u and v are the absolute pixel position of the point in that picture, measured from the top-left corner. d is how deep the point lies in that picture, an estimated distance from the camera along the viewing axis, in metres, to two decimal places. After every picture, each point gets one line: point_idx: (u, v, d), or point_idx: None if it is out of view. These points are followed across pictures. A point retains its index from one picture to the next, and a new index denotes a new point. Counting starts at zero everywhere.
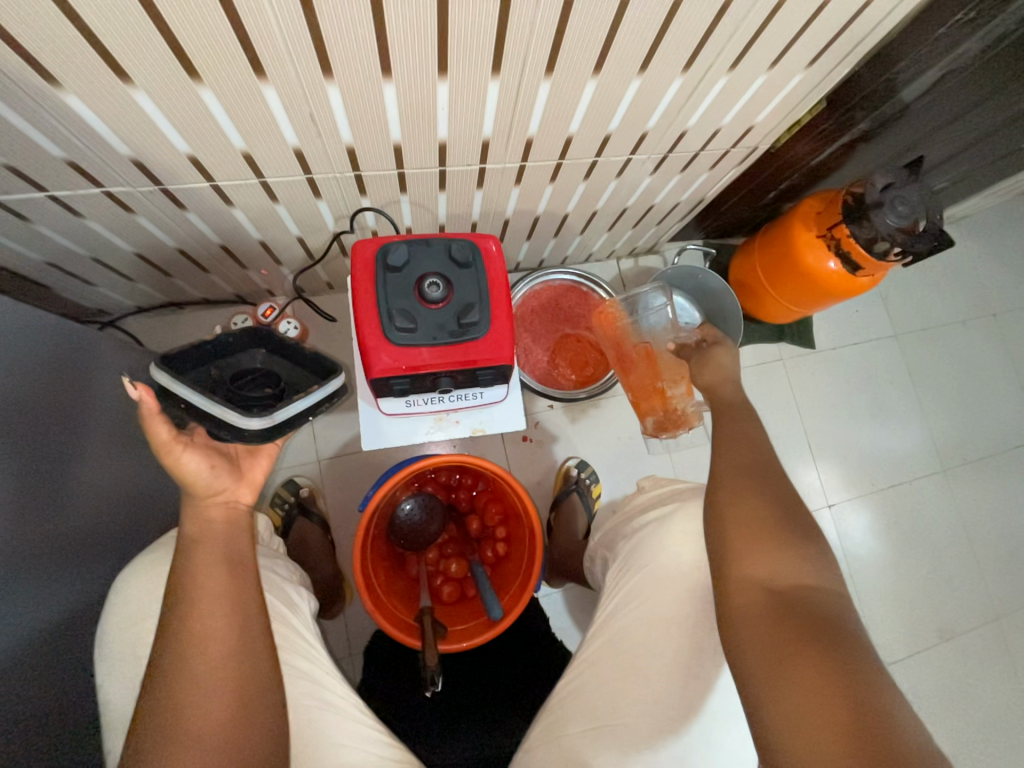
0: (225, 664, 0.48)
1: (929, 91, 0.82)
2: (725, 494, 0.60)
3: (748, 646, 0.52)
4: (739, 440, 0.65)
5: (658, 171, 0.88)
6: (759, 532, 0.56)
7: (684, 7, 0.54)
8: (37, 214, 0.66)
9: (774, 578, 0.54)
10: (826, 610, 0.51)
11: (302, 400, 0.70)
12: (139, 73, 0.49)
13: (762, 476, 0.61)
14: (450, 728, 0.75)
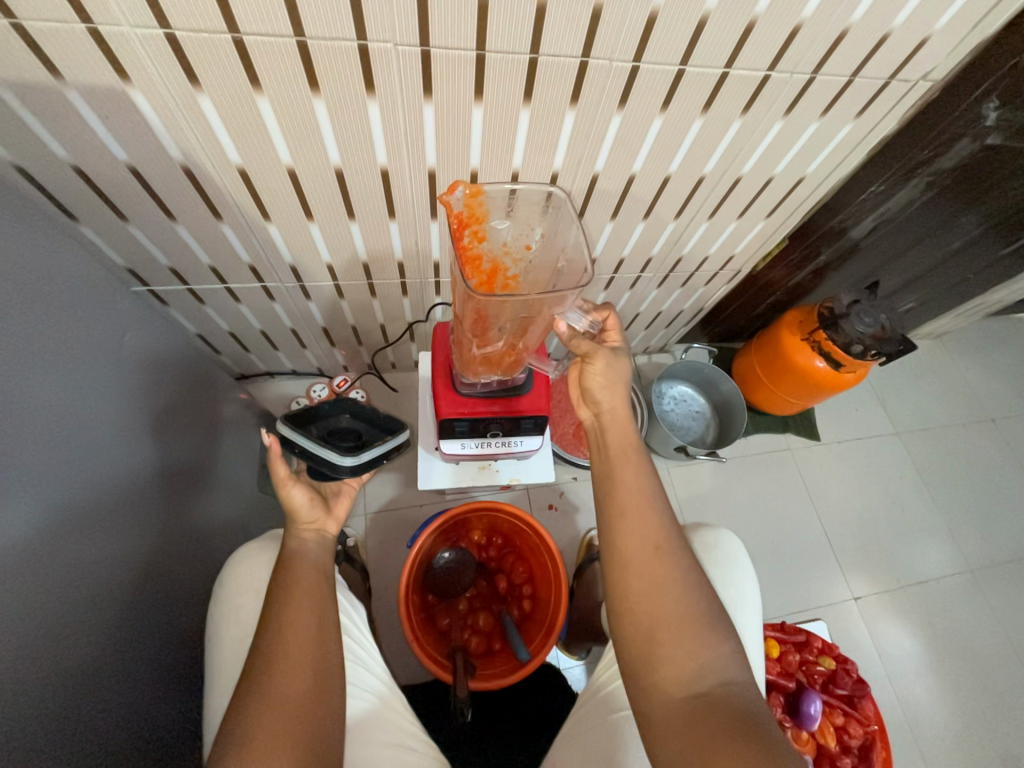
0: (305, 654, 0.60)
1: (871, 233, 1.07)
2: (631, 583, 0.57)
3: (674, 761, 0.51)
4: (631, 512, 0.60)
5: (663, 284, 1.13)
6: (673, 626, 0.55)
7: (672, 183, 0.80)
8: (211, 299, 0.92)
9: (688, 677, 0.53)
10: (737, 703, 0.52)
11: (379, 446, 0.88)
12: (319, 216, 0.76)
13: (665, 551, 0.58)
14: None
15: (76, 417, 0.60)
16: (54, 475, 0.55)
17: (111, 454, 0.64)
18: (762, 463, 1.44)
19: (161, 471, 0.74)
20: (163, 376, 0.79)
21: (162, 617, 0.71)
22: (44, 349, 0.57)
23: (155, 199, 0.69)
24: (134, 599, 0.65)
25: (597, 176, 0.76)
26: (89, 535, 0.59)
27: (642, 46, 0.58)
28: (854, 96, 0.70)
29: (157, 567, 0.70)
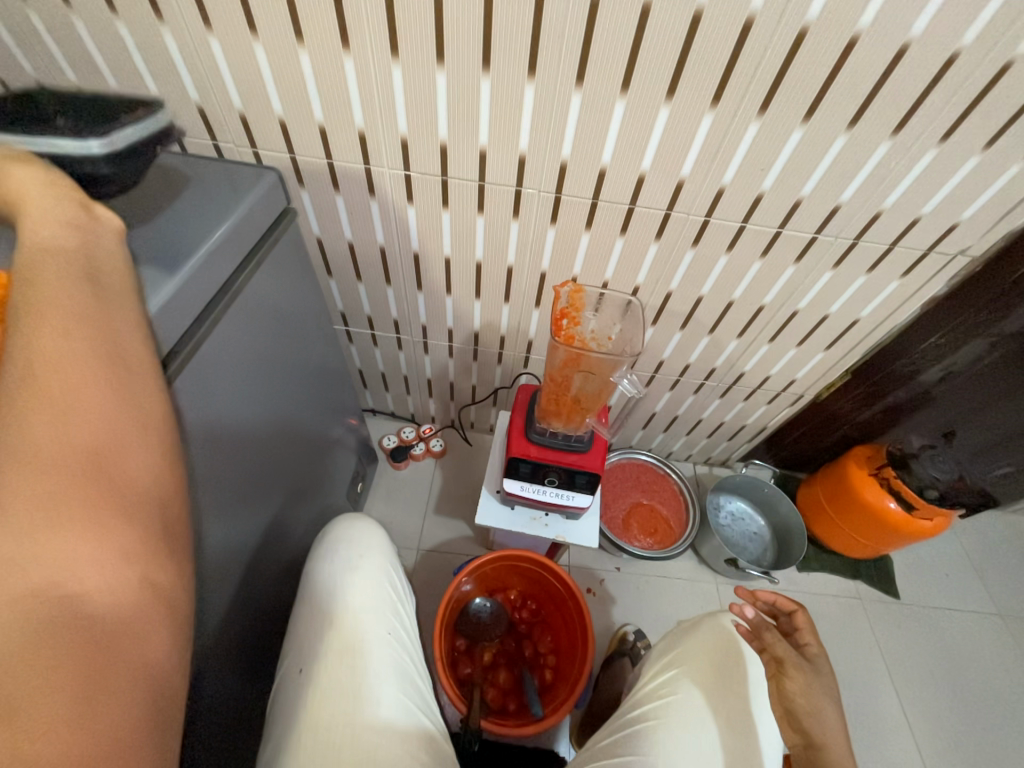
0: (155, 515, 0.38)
1: (939, 382, 1.12)
2: None
3: None
4: None
5: (725, 397, 1.24)
6: None
7: (735, 307, 0.97)
8: (358, 339, 1.21)
9: None
10: None
11: (130, 123, 0.51)
12: (454, 292, 1.03)
13: None
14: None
15: (275, 406, 0.80)
16: (251, 445, 0.73)
17: (282, 438, 0.83)
18: (826, 606, 1.33)
19: (300, 458, 0.92)
20: (327, 392, 1.02)
21: (268, 583, 0.84)
22: (277, 356, 0.79)
23: (354, 264, 1.01)
24: (257, 558, 0.79)
25: (671, 293, 0.95)
26: (253, 496, 0.76)
27: (712, 208, 0.81)
28: (897, 259, 0.85)
29: (275, 536, 0.86)
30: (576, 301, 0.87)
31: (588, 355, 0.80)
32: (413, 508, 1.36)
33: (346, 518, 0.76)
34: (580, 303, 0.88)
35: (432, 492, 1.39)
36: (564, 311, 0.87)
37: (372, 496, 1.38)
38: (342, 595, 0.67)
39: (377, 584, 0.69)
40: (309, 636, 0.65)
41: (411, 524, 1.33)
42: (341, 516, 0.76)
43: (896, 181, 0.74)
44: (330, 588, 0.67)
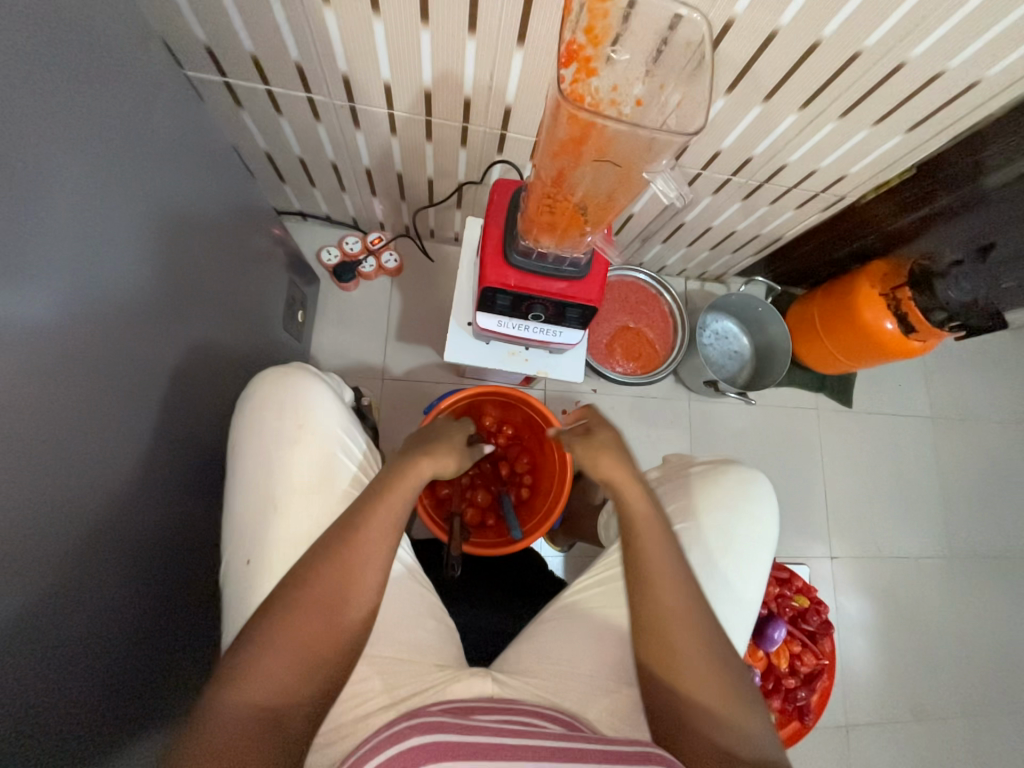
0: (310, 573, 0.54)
1: (1010, 184, 0.89)
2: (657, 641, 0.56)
3: None
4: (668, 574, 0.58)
5: (748, 200, 1.00)
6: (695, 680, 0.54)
7: (818, 54, 0.65)
8: (248, 101, 0.81)
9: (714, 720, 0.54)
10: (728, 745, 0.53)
11: None
12: (388, 11, 0.63)
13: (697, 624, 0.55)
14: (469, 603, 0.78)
15: (110, 219, 0.53)
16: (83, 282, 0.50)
17: (145, 266, 0.58)
18: (783, 417, 1.40)
19: (195, 292, 0.68)
20: (214, 193, 0.71)
21: (190, 444, 0.72)
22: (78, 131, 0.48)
23: None
24: (162, 423, 0.64)
25: (733, 23, 0.61)
26: (122, 353, 0.56)
27: None
28: None
29: (185, 391, 0.69)
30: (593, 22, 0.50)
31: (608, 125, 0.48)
32: (371, 335, 1.20)
33: (277, 370, 0.64)
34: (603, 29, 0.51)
35: (391, 317, 1.21)
36: (574, 42, 0.50)
37: (320, 323, 1.18)
38: (292, 464, 0.60)
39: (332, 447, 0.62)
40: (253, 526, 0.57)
41: (371, 353, 1.18)
42: (271, 369, 0.63)
43: None
44: (277, 453, 0.60)
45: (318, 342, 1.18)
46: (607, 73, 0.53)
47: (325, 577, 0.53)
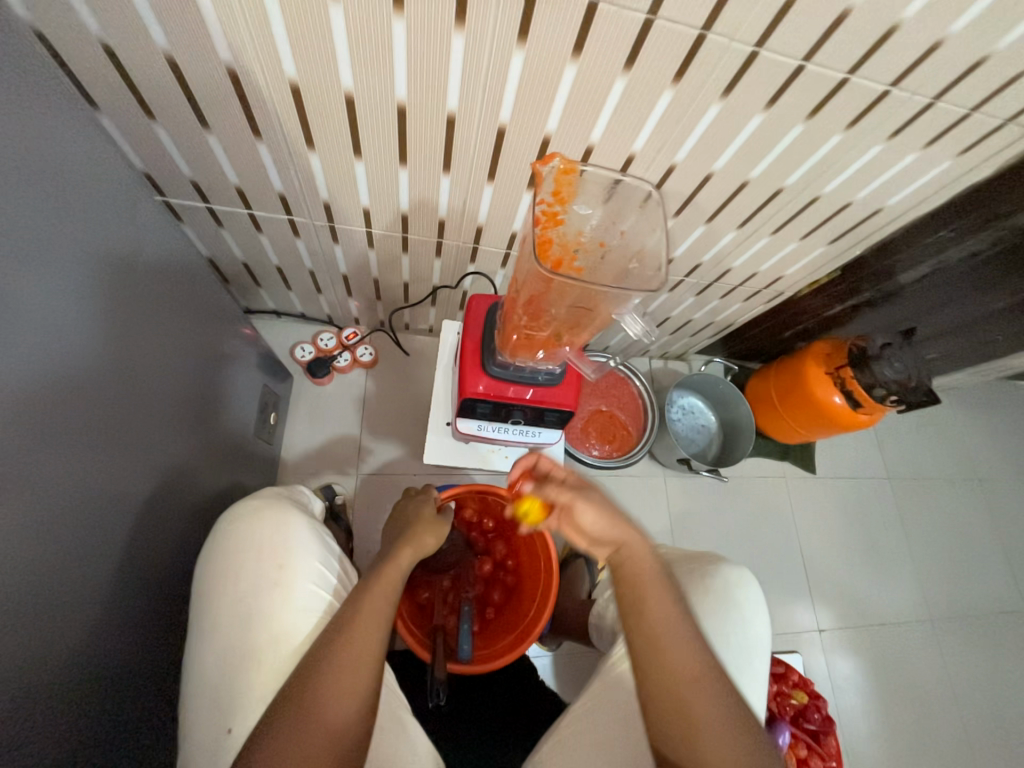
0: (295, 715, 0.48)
1: (922, 279, 1.03)
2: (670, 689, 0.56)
3: None
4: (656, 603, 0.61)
5: (701, 295, 1.08)
6: (717, 737, 0.54)
7: (748, 189, 0.74)
8: (230, 223, 0.84)
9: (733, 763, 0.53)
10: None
11: None
12: (370, 157, 0.69)
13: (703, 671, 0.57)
14: (456, 736, 0.72)
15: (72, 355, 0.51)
16: (25, 433, 0.46)
17: (104, 398, 0.56)
18: (755, 488, 1.44)
19: (155, 413, 0.66)
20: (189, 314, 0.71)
21: (146, 582, 0.65)
22: (37, 271, 0.46)
23: (193, 103, 0.62)
24: (114, 564, 0.59)
25: (674, 167, 0.70)
26: (72, 494, 0.52)
27: (767, 32, 0.52)
28: (966, 130, 0.64)
29: (142, 521, 0.65)
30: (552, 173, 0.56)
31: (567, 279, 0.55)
32: (345, 429, 1.18)
33: (245, 506, 0.61)
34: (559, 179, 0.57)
35: (366, 409, 1.20)
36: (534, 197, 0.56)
37: (292, 421, 1.16)
38: (274, 609, 0.55)
39: (312, 583, 0.59)
40: (222, 692, 0.52)
41: (345, 448, 1.16)
42: (239, 507, 0.60)
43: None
44: (257, 599, 0.55)
45: (291, 440, 1.15)
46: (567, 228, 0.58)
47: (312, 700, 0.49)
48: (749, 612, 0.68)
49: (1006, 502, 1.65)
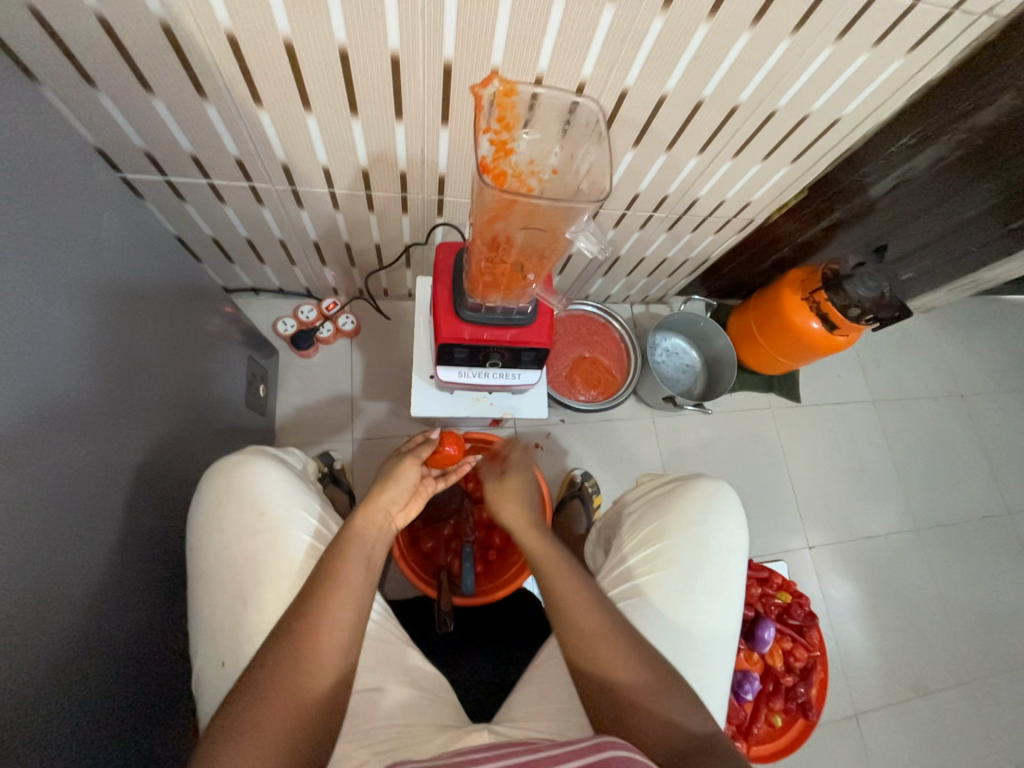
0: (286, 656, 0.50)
1: (889, 192, 1.04)
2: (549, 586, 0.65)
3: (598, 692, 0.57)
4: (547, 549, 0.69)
5: (672, 230, 1.08)
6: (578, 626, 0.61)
7: (703, 109, 0.74)
8: (192, 195, 0.84)
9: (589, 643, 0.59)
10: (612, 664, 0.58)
11: None
12: (319, 109, 0.68)
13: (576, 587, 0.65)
14: (463, 658, 0.77)
15: (46, 322, 0.52)
16: (13, 403, 0.48)
17: (93, 371, 0.58)
18: (742, 420, 1.48)
19: (144, 389, 0.68)
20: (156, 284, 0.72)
21: (150, 545, 0.69)
22: (2, 241, 0.47)
23: (132, 65, 0.61)
24: (120, 529, 0.63)
25: (626, 93, 0.69)
26: (71, 462, 0.54)
27: None
28: (914, 25, 0.64)
29: (142, 490, 0.68)
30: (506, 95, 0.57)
31: (525, 201, 0.56)
32: (335, 398, 1.20)
33: (239, 458, 0.64)
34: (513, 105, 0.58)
35: (354, 377, 1.22)
36: (485, 120, 0.58)
37: (283, 394, 1.18)
38: (268, 549, 0.60)
39: (300, 526, 0.63)
40: (229, 629, 0.57)
41: (339, 416, 1.19)
42: (234, 457, 0.63)
43: None
44: (250, 536, 0.59)
45: (284, 413, 1.17)
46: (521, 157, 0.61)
47: (302, 643, 0.51)
48: (722, 516, 0.72)
49: (987, 413, 1.70)
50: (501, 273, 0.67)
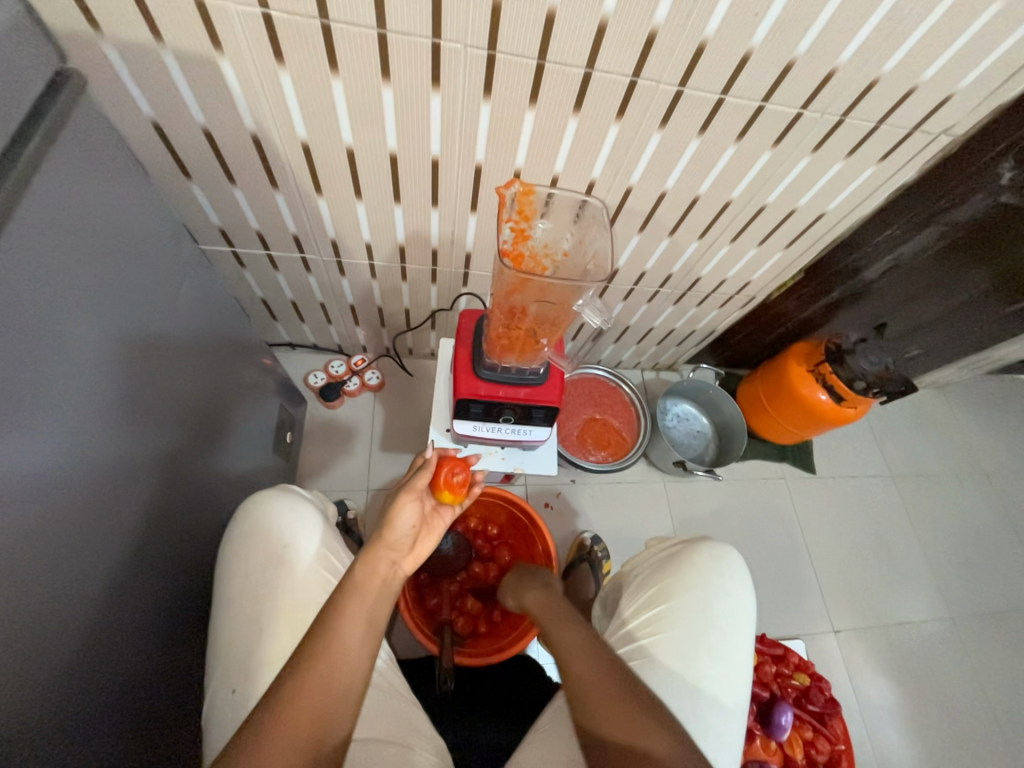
0: (293, 695, 0.49)
1: (884, 275, 1.11)
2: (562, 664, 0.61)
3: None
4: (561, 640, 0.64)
5: (678, 304, 1.17)
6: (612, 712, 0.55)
7: (699, 203, 0.84)
8: (251, 262, 0.96)
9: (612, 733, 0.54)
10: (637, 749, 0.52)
11: None
12: (368, 197, 0.80)
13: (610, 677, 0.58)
14: (461, 724, 0.75)
15: (120, 365, 0.59)
16: (79, 435, 0.54)
17: (143, 409, 0.64)
18: (755, 489, 1.47)
19: (184, 429, 0.74)
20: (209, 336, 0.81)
21: (167, 580, 0.72)
22: (100, 298, 0.56)
23: (222, 162, 0.74)
24: (144, 559, 0.66)
25: (631, 188, 0.80)
26: (111, 492, 0.59)
27: (688, 73, 0.63)
28: (881, 139, 0.74)
29: (167, 523, 0.72)
30: (522, 193, 0.68)
31: (539, 279, 0.65)
32: (355, 449, 1.26)
33: (264, 493, 0.68)
34: (528, 201, 0.69)
35: (374, 429, 1.28)
36: (505, 214, 0.68)
37: (306, 443, 1.24)
38: (282, 586, 0.62)
39: (315, 566, 0.66)
40: (236, 667, 0.58)
41: (356, 466, 1.24)
42: (262, 491, 0.67)
43: (902, 36, 0.60)
44: (268, 573, 0.63)
45: (305, 460, 1.22)
46: (535, 241, 0.71)
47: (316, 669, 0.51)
48: (727, 582, 0.72)
49: (1016, 494, 1.64)
50: (512, 339, 0.75)
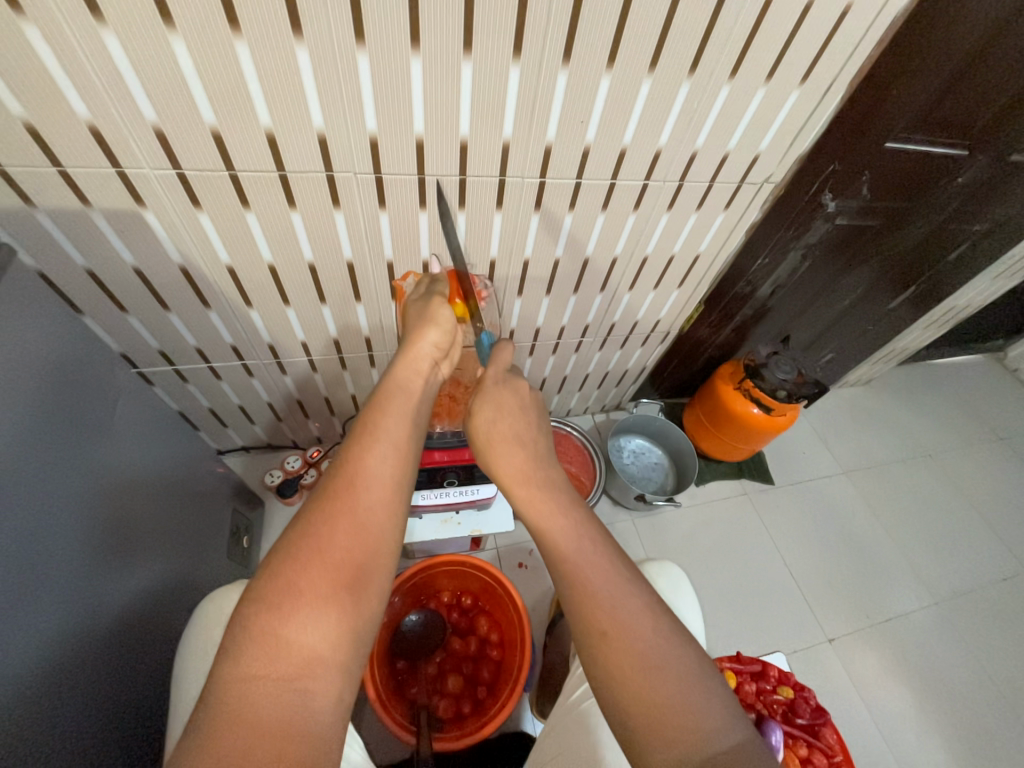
0: (287, 595, 0.45)
1: (773, 296, 1.26)
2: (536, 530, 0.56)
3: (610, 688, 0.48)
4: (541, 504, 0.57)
5: (604, 348, 1.27)
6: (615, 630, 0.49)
7: (590, 263, 0.96)
8: (194, 377, 1.01)
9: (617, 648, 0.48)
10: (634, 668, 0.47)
11: None
12: (296, 302, 0.89)
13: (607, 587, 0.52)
14: None
15: (71, 494, 0.62)
16: (34, 569, 0.55)
17: (96, 534, 0.65)
18: (721, 509, 1.51)
19: (139, 547, 0.75)
20: (157, 452, 0.84)
21: (120, 716, 0.68)
22: (50, 435, 0.60)
23: (155, 294, 0.82)
24: (95, 694, 0.64)
25: (528, 259, 0.92)
26: (65, 627, 0.59)
27: (545, 168, 0.77)
28: (719, 193, 0.90)
29: (125, 651, 0.70)
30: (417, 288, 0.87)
31: None
32: None
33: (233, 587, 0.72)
34: None
35: None
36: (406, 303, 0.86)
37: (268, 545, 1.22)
38: None
39: None
40: None
41: None
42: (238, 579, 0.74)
43: (701, 121, 0.76)
44: None
45: None
46: None
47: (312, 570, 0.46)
48: None
49: (961, 468, 1.74)
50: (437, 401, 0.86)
